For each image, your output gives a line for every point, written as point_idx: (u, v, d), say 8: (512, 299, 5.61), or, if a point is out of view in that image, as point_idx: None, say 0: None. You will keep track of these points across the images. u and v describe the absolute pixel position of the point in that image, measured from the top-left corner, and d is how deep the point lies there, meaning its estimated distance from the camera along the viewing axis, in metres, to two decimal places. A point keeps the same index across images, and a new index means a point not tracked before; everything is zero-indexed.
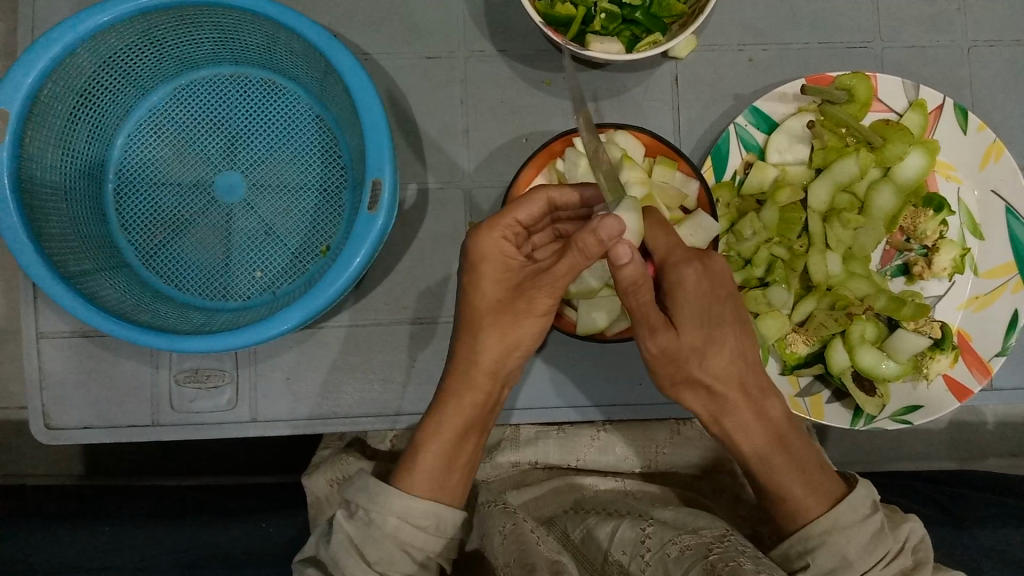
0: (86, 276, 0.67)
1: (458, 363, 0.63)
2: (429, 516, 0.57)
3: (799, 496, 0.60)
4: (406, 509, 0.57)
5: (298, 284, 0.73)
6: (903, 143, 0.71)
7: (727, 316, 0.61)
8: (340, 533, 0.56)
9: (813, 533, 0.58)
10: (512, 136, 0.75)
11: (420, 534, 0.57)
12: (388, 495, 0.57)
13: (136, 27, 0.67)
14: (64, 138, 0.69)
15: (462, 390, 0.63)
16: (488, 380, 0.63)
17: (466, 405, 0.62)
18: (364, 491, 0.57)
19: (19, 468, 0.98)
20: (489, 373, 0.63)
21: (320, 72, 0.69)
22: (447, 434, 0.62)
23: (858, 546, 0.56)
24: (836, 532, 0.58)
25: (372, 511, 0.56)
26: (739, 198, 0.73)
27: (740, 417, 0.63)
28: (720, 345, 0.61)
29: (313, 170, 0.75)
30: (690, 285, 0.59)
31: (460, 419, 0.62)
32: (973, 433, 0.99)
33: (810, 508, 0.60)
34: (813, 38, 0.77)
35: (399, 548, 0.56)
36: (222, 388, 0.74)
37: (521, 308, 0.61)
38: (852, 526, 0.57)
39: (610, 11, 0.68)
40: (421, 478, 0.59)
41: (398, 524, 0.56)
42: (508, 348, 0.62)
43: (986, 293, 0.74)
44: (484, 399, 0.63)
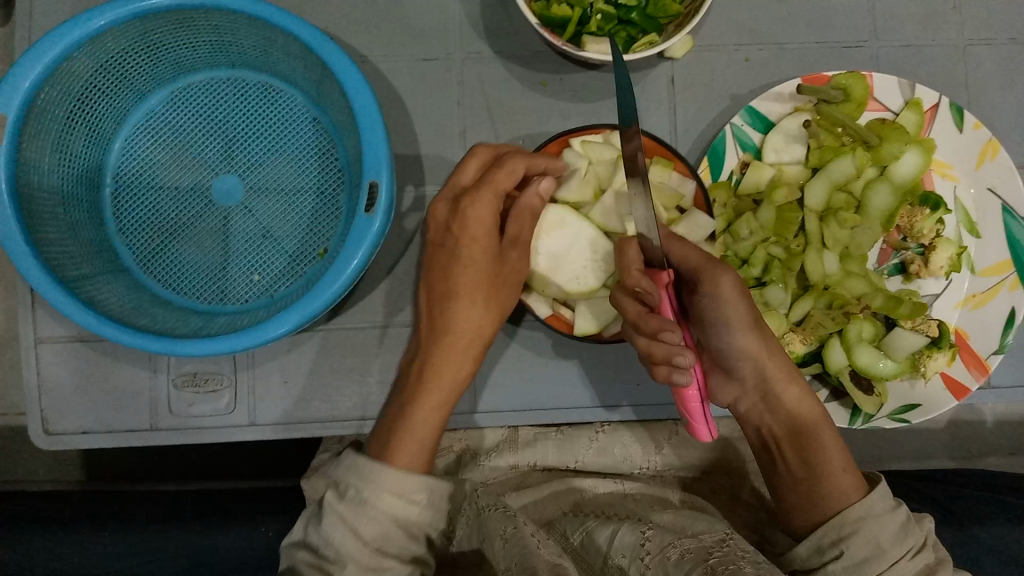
0: (85, 281, 0.67)
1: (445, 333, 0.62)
2: (422, 490, 0.56)
3: (836, 474, 0.63)
4: (399, 485, 0.56)
5: (296, 287, 0.73)
6: (899, 142, 0.71)
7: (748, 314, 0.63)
8: (332, 515, 0.55)
9: (849, 518, 0.60)
10: (509, 137, 0.75)
11: (413, 509, 0.56)
12: (380, 474, 0.56)
13: (133, 31, 0.67)
14: (61, 143, 0.69)
15: (446, 354, 0.62)
16: (479, 343, 0.63)
17: (455, 358, 0.62)
18: (353, 472, 0.57)
19: (18, 473, 0.98)
20: (473, 339, 0.62)
21: (317, 75, 0.69)
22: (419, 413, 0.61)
23: (890, 535, 0.57)
24: (871, 520, 0.59)
25: (364, 491, 0.56)
26: (736, 198, 0.74)
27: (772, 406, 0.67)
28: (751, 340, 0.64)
29: (311, 174, 0.75)
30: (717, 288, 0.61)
31: (443, 385, 0.61)
32: (973, 431, 0.99)
33: (848, 491, 0.62)
34: (808, 38, 0.78)
35: (393, 524, 0.55)
36: (221, 391, 0.74)
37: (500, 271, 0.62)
38: (884, 514, 0.59)
39: (606, 12, 0.68)
40: (405, 453, 0.58)
41: (392, 501, 0.55)
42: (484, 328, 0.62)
43: (983, 292, 0.75)
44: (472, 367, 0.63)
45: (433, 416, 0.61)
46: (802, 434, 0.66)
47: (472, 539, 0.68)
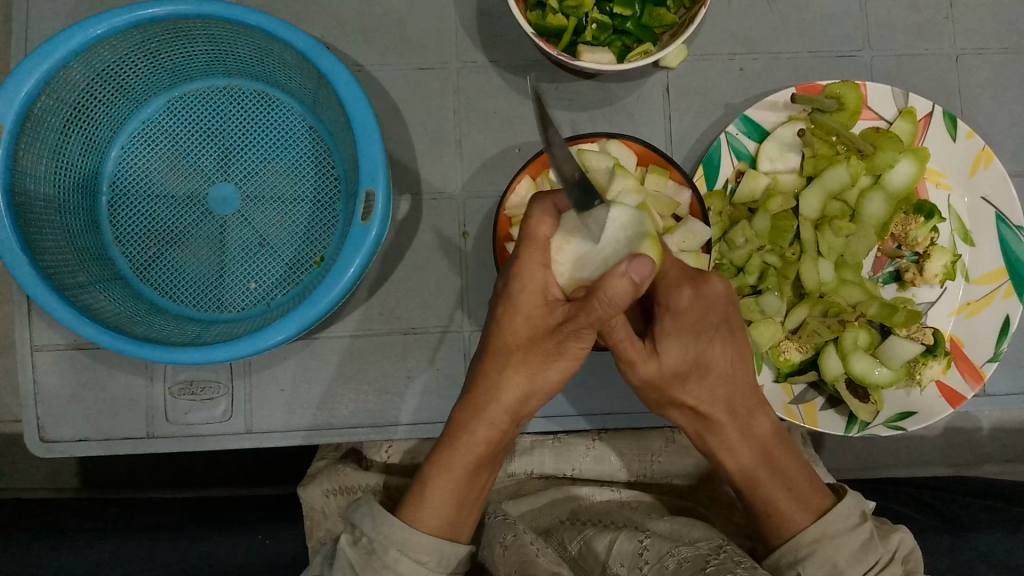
0: (81, 288, 0.67)
1: (476, 394, 0.63)
2: (431, 552, 0.59)
3: (787, 510, 0.61)
4: (407, 543, 0.58)
5: (292, 295, 0.73)
6: (894, 151, 0.72)
7: (714, 338, 0.61)
8: (342, 559, 0.57)
9: (804, 543, 0.60)
10: (505, 146, 0.76)
11: (420, 569, 0.58)
12: (390, 527, 0.59)
13: (130, 40, 0.67)
14: (58, 151, 0.69)
15: (473, 425, 0.63)
16: (505, 418, 0.63)
17: (478, 436, 0.63)
18: (369, 518, 0.59)
19: (13, 481, 0.98)
20: (507, 412, 0.63)
21: (314, 84, 0.70)
22: (453, 472, 0.62)
23: (846, 555, 0.58)
24: (826, 541, 0.59)
25: (375, 541, 0.58)
26: (731, 207, 0.74)
27: (725, 437, 0.64)
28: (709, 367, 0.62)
29: (307, 182, 0.75)
30: (683, 306, 0.58)
31: (469, 456, 0.63)
32: (969, 439, 0.99)
33: (797, 522, 0.61)
34: (803, 47, 0.78)
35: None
36: (216, 400, 0.74)
37: (549, 348, 0.59)
38: (840, 535, 0.59)
39: (601, 22, 0.69)
40: (429, 513, 0.61)
41: (399, 557, 0.58)
42: (531, 392, 0.62)
43: (978, 299, 0.75)
44: (493, 440, 0.63)
45: (453, 487, 0.62)
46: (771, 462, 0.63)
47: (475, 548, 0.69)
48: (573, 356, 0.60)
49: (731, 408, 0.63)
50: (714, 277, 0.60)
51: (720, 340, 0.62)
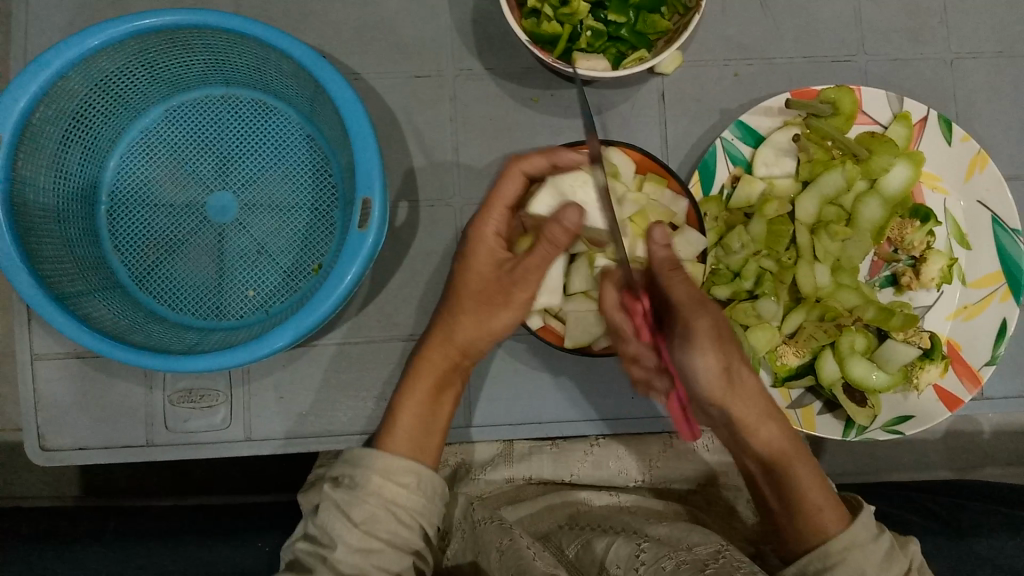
0: (81, 297, 0.68)
1: (435, 332, 0.67)
2: (409, 473, 0.59)
3: (826, 508, 0.61)
4: (387, 467, 0.59)
5: (291, 303, 0.73)
6: (888, 155, 0.72)
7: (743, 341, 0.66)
8: (328, 500, 0.58)
9: (834, 550, 0.59)
10: (501, 153, 0.76)
11: (402, 492, 0.59)
12: (370, 458, 0.60)
13: (128, 51, 0.68)
14: (57, 161, 0.70)
15: (431, 352, 0.67)
16: (455, 351, 0.67)
17: (436, 360, 0.67)
18: (350, 463, 0.60)
19: (14, 490, 0.98)
20: (460, 348, 0.67)
21: (311, 93, 0.70)
22: (420, 394, 0.66)
23: (875, 564, 0.57)
24: (856, 550, 0.58)
25: (357, 475, 0.59)
26: (727, 211, 0.74)
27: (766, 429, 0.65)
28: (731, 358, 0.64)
29: (306, 190, 0.76)
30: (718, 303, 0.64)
31: (429, 378, 0.66)
32: (970, 442, 0.99)
33: (829, 526, 0.60)
34: (797, 53, 0.78)
35: (383, 507, 0.57)
36: (216, 407, 0.74)
37: (499, 300, 0.64)
38: (869, 543, 0.58)
39: (595, 29, 0.69)
40: (400, 438, 0.63)
41: (381, 482, 0.58)
42: (483, 335, 0.66)
43: (975, 302, 0.75)
44: (451, 365, 0.67)
45: (421, 411, 0.65)
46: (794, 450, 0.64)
47: (467, 552, 0.68)
48: (516, 306, 0.64)
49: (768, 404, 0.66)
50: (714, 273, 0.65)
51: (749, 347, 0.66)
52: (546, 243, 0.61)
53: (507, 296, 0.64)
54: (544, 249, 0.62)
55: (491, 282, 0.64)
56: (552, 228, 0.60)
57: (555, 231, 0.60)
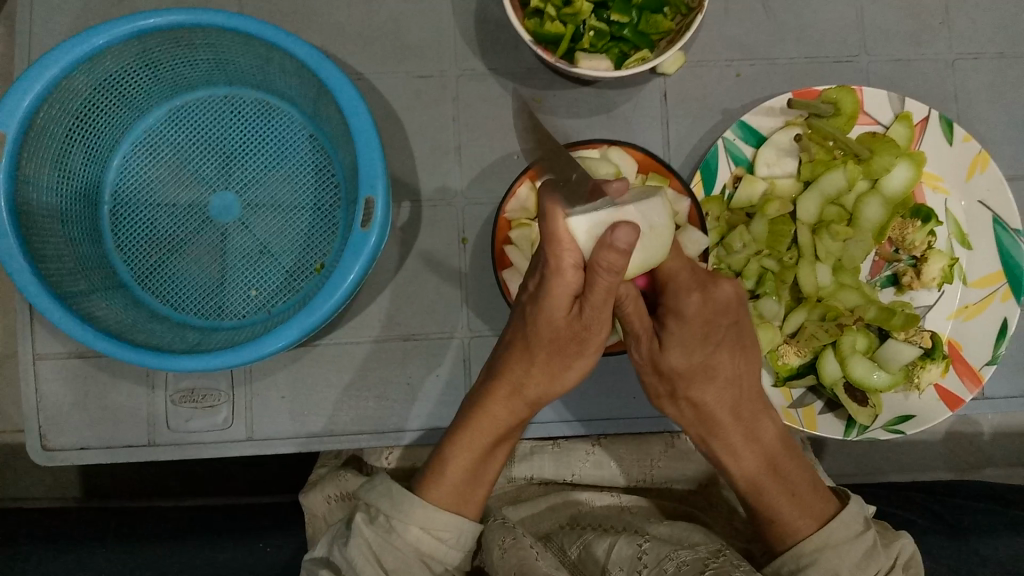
0: (83, 297, 0.68)
1: (499, 382, 0.64)
2: (450, 528, 0.61)
3: (789, 518, 0.61)
4: (428, 520, 0.60)
5: (293, 302, 0.73)
6: (890, 155, 0.72)
7: (723, 342, 0.61)
8: (359, 537, 0.58)
9: (806, 550, 0.59)
10: (503, 153, 0.76)
11: (440, 546, 0.61)
12: (411, 505, 0.61)
13: (131, 50, 0.68)
14: (60, 160, 0.70)
15: (488, 405, 0.64)
16: (523, 407, 0.64)
17: (493, 414, 0.64)
18: (386, 498, 0.61)
19: (16, 490, 0.98)
20: (525, 401, 0.64)
21: (314, 92, 0.70)
22: (474, 444, 0.64)
23: (850, 563, 0.57)
24: (828, 550, 0.59)
25: (394, 519, 0.60)
26: (729, 211, 0.75)
27: (729, 441, 0.63)
28: (716, 370, 0.62)
29: (307, 189, 0.76)
30: (691, 313, 0.59)
31: (483, 432, 0.64)
32: (970, 442, 0.99)
33: (799, 529, 0.60)
34: (799, 53, 0.79)
35: (416, 557, 0.59)
36: (218, 407, 0.74)
37: (571, 351, 0.60)
38: (844, 543, 0.58)
39: (598, 29, 0.69)
40: (446, 491, 0.63)
41: (419, 534, 0.60)
42: (552, 386, 0.63)
43: (975, 302, 0.75)
44: (514, 419, 0.64)
45: (473, 455, 0.64)
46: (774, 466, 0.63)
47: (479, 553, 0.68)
48: (593, 352, 0.60)
49: (738, 411, 0.63)
50: (724, 283, 0.61)
51: (730, 348, 0.62)
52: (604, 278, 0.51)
53: (581, 344, 0.60)
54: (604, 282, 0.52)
55: (566, 333, 0.59)
56: (604, 255, 0.49)
57: (612, 259, 0.49)
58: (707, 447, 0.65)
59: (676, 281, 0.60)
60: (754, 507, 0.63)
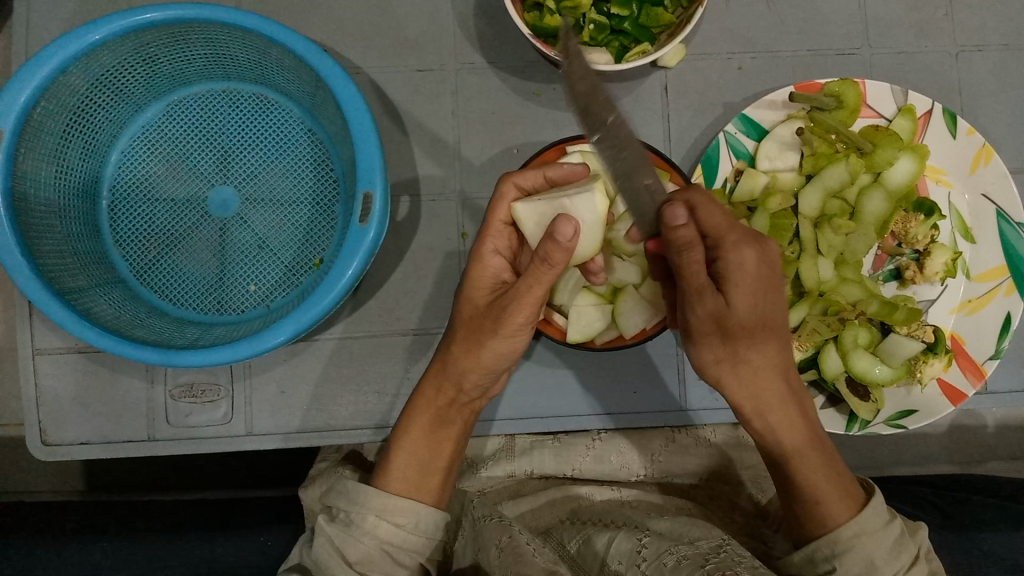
0: (81, 292, 0.68)
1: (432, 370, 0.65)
2: (407, 514, 0.60)
3: (832, 500, 0.61)
4: (383, 507, 0.59)
5: (293, 297, 0.73)
6: (893, 148, 0.71)
7: (776, 307, 0.60)
8: (322, 536, 0.58)
9: (843, 537, 0.59)
10: (503, 147, 0.76)
11: (399, 532, 0.59)
12: (367, 496, 0.60)
13: (128, 45, 0.68)
14: (57, 155, 0.69)
15: (425, 389, 0.65)
16: (453, 389, 0.64)
17: (428, 407, 0.65)
18: (344, 495, 0.60)
19: (17, 484, 0.99)
20: (453, 382, 0.64)
21: (312, 87, 0.70)
22: (416, 435, 0.64)
23: (882, 551, 0.58)
24: (865, 537, 0.58)
25: (353, 512, 0.59)
26: (730, 205, 0.74)
27: (778, 414, 0.62)
28: (765, 336, 0.60)
29: (306, 184, 0.75)
30: (750, 271, 0.58)
31: (426, 418, 0.64)
32: (974, 436, 0.99)
33: (839, 514, 0.60)
34: (801, 45, 0.78)
35: (379, 547, 0.58)
36: (217, 402, 0.74)
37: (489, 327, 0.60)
38: (879, 530, 0.59)
39: (598, 22, 0.68)
40: (395, 477, 0.62)
41: (376, 522, 0.58)
42: (473, 365, 0.62)
43: (979, 296, 0.75)
44: (448, 403, 0.64)
45: (417, 452, 0.63)
46: (817, 442, 0.63)
47: (467, 552, 0.68)
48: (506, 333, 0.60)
49: (787, 379, 0.62)
50: (773, 243, 0.60)
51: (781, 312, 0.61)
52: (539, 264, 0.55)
53: (496, 322, 0.60)
54: (539, 271, 0.56)
55: (483, 310, 0.61)
56: (547, 247, 0.54)
57: (553, 253, 0.54)
58: (757, 424, 0.62)
59: (724, 238, 0.58)
60: (792, 489, 0.62)
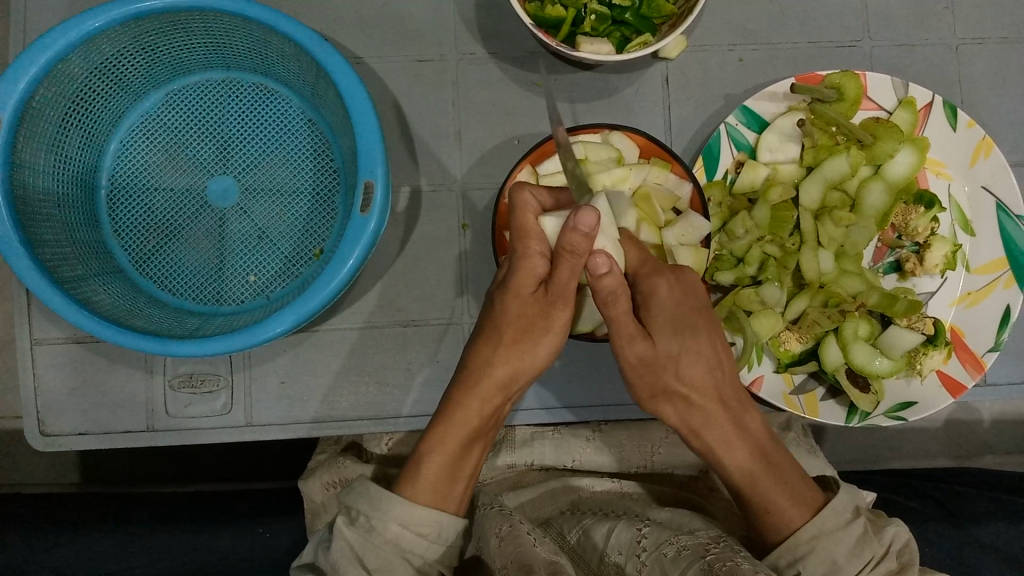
0: (79, 282, 0.67)
1: (468, 374, 0.64)
2: (430, 524, 0.59)
3: (782, 506, 0.61)
4: (407, 517, 0.58)
5: (292, 288, 0.73)
6: (894, 140, 0.71)
7: (702, 328, 0.62)
8: (340, 540, 0.57)
9: (802, 539, 0.59)
10: (504, 138, 0.76)
11: (421, 543, 0.58)
12: (389, 504, 0.58)
13: (129, 33, 0.67)
14: (56, 144, 0.69)
15: (468, 400, 0.63)
16: (498, 394, 0.64)
17: (474, 415, 0.63)
18: (364, 498, 0.59)
19: (14, 476, 0.98)
20: (500, 387, 0.64)
21: (313, 77, 0.70)
22: (451, 444, 0.62)
23: (845, 551, 0.58)
24: (823, 538, 0.59)
25: (374, 518, 0.58)
26: (731, 197, 0.74)
27: (721, 431, 0.62)
28: (696, 355, 0.61)
29: (306, 175, 0.75)
30: (664, 296, 0.60)
31: (463, 430, 0.63)
32: (971, 431, 0.99)
33: (792, 518, 0.60)
34: (802, 38, 0.78)
35: (398, 556, 0.57)
36: (217, 392, 0.74)
37: (540, 324, 0.62)
38: (837, 530, 0.59)
39: (600, 13, 0.68)
40: (424, 488, 0.60)
41: (399, 531, 0.58)
42: (526, 366, 0.63)
43: (978, 289, 0.75)
44: (492, 412, 0.64)
45: (449, 464, 0.61)
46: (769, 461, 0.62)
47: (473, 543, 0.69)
48: (558, 330, 0.62)
49: (723, 400, 0.63)
50: (689, 270, 0.63)
51: (706, 334, 0.62)
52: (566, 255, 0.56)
53: (549, 318, 0.61)
54: (568, 262, 0.57)
55: (533, 308, 0.61)
56: (569, 236, 0.55)
57: (575, 240, 0.55)
58: (701, 442, 0.63)
59: (638, 268, 0.61)
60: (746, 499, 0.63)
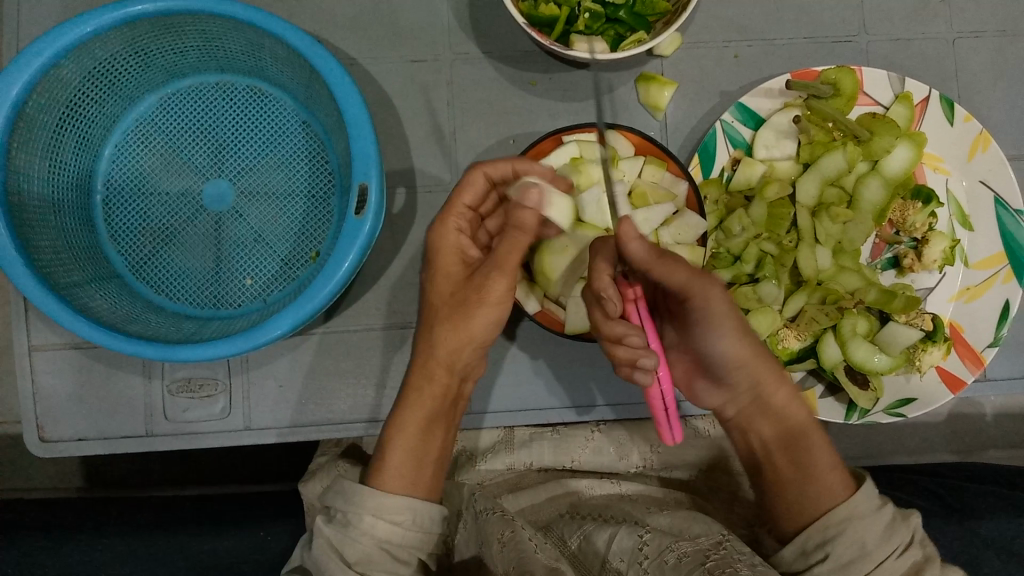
0: (75, 287, 0.67)
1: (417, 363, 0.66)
2: (403, 511, 0.59)
3: (824, 485, 0.61)
4: (380, 507, 0.59)
5: (289, 291, 0.73)
6: (890, 135, 0.72)
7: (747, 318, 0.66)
8: (320, 538, 0.57)
9: (835, 521, 0.59)
10: (499, 137, 0.76)
11: (396, 530, 0.58)
12: (363, 496, 0.59)
13: (122, 37, 0.67)
14: (51, 150, 0.69)
15: (422, 383, 0.65)
16: (445, 372, 0.65)
17: (428, 399, 0.65)
18: (341, 495, 0.59)
19: (15, 481, 0.98)
20: (445, 365, 0.65)
21: (306, 79, 0.70)
22: (410, 429, 0.64)
23: (875, 534, 0.57)
24: (856, 520, 0.58)
25: (349, 513, 0.58)
26: (727, 194, 0.73)
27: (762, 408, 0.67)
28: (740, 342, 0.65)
29: (301, 177, 0.75)
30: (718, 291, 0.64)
31: (421, 414, 0.64)
32: (974, 426, 0.99)
33: (836, 497, 0.60)
34: (798, 33, 0.78)
35: (376, 546, 0.57)
36: (215, 397, 0.74)
37: (471, 295, 0.63)
38: (868, 514, 0.58)
39: (593, 11, 0.68)
40: (391, 475, 0.61)
41: (374, 522, 0.58)
42: (463, 343, 0.64)
43: (978, 284, 0.74)
44: (443, 392, 0.65)
45: (415, 452, 0.63)
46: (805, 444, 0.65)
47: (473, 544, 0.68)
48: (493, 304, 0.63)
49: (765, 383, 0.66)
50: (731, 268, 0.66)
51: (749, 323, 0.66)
52: (510, 230, 0.62)
53: (480, 290, 0.63)
54: (511, 238, 0.62)
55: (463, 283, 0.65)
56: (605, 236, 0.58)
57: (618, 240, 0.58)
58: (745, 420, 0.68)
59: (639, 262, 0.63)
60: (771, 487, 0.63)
